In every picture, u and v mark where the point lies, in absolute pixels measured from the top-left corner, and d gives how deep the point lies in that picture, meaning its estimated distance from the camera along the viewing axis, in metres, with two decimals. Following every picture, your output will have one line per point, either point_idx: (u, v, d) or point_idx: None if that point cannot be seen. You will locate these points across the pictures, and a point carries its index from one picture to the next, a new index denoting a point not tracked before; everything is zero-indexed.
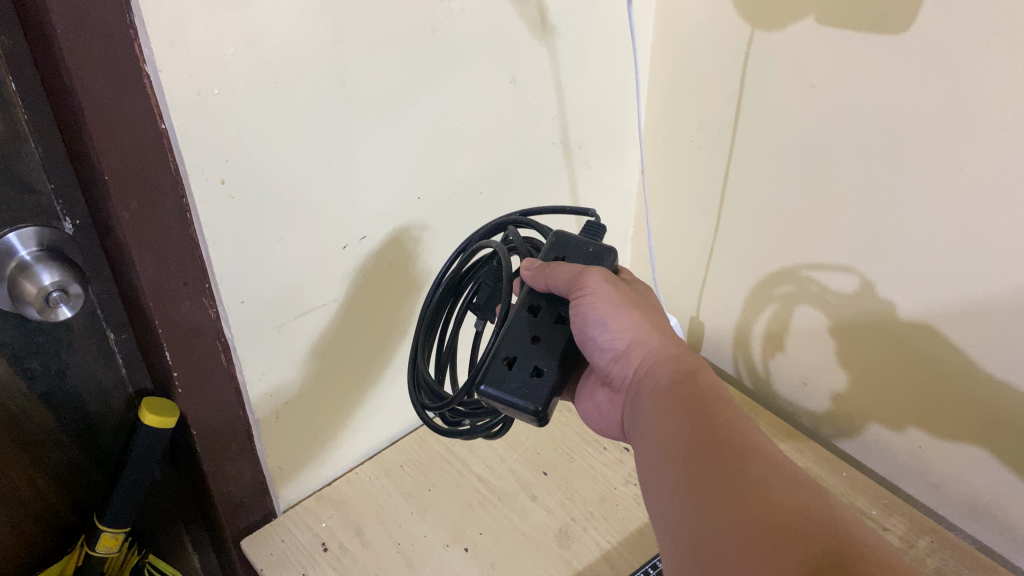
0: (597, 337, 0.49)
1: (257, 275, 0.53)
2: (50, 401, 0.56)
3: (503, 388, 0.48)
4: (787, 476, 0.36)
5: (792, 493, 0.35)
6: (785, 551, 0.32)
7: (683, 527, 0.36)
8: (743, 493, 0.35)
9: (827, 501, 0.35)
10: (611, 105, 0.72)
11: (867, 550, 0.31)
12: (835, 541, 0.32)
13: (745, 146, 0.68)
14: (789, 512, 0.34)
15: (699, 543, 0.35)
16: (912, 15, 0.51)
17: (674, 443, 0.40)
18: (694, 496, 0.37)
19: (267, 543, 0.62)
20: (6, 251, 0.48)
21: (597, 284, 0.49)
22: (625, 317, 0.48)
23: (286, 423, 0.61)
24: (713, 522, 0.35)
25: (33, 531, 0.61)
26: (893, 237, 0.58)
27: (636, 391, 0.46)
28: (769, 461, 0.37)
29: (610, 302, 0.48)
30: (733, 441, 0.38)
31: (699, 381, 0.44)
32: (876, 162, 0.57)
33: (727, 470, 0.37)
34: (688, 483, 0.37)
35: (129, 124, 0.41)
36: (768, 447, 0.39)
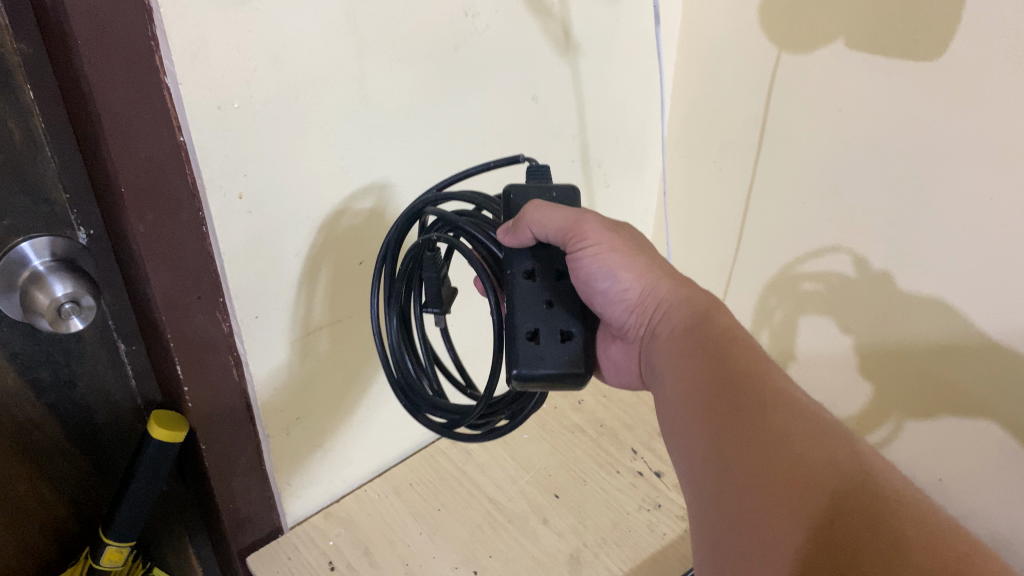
0: (607, 290, 0.48)
1: (267, 291, 0.52)
2: (59, 411, 0.55)
3: (543, 364, 0.44)
4: (810, 422, 0.35)
5: (817, 444, 0.34)
6: (814, 517, 0.31)
7: (710, 483, 0.36)
8: (769, 447, 0.34)
9: (855, 448, 0.34)
10: (632, 124, 0.71)
11: (899, 505, 0.31)
12: (862, 496, 0.32)
13: (767, 168, 0.67)
14: (816, 467, 0.33)
15: (725, 502, 0.35)
16: (944, 43, 0.50)
17: (699, 397, 0.40)
18: (718, 451, 0.36)
19: (273, 561, 0.61)
20: (19, 261, 0.48)
21: (594, 232, 0.47)
22: (631, 266, 0.48)
23: (296, 440, 0.60)
24: (738, 482, 0.35)
25: (38, 542, 0.61)
26: (920, 266, 0.57)
27: (653, 335, 0.47)
28: (791, 404, 0.36)
29: (613, 251, 0.47)
30: (754, 387, 0.37)
31: (716, 325, 0.43)
32: (904, 190, 0.56)
33: (748, 418, 0.36)
34: (713, 436, 0.37)
35: (148, 135, 0.41)
36: (789, 389, 0.38)
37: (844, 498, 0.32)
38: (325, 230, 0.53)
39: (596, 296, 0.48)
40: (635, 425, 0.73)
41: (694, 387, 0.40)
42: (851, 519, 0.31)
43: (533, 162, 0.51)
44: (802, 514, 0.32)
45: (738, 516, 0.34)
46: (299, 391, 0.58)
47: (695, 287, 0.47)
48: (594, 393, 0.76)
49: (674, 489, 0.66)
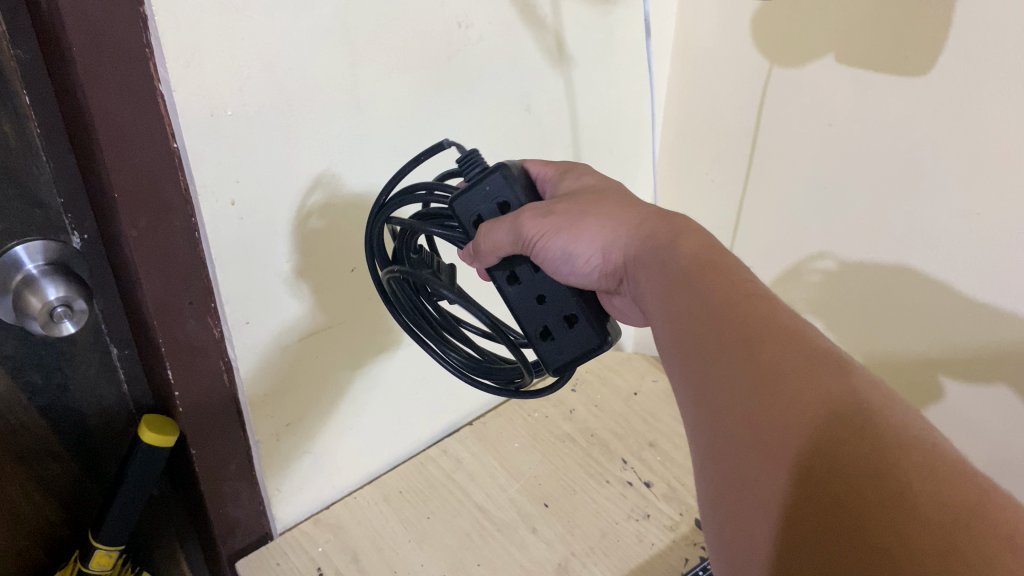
0: (573, 267, 0.43)
1: (260, 297, 0.52)
2: (49, 415, 0.56)
3: (567, 357, 0.47)
4: (805, 359, 0.29)
5: (816, 376, 0.28)
6: (807, 476, 0.26)
7: (702, 428, 0.31)
8: (759, 382, 0.29)
9: (858, 380, 0.28)
10: (625, 137, 0.72)
11: (914, 460, 0.25)
12: (870, 449, 0.25)
13: (759, 181, 0.68)
14: (812, 405, 0.27)
15: (714, 454, 0.29)
16: (933, 60, 0.51)
17: (682, 334, 0.34)
18: (705, 395, 0.31)
19: (263, 566, 0.61)
20: (13, 265, 0.48)
21: (531, 221, 0.42)
22: (587, 231, 0.42)
23: (286, 447, 0.61)
24: (729, 427, 0.29)
25: (28, 545, 0.61)
26: (910, 278, 0.57)
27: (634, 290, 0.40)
28: (783, 336, 0.30)
29: (562, 227, 0.42)
30: (742, 320, 0.31)
31: (697, 251, 0.36)
32: (894, 204, 0.56)
33: (732, 357, 0.30)
34: (701, 373, 0.31)
35: (140, 140, 0.41)
36: (783, 318, 0.31)
37: (839, 449, 0.26)
38: (317, 238, 0.53)
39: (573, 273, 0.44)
40: (625, 435, 0.73)
41: (675, 316, 0.34)
42: (851, 479, 0.25)
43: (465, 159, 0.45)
44: (800, 462, 0.26)
45: (730, 469, 0.28)
46: (290, 396, 0.58)
47: (670, 223, 0.40)
48: (585, 402, 0.77)
49: (663, 499, 0.66)
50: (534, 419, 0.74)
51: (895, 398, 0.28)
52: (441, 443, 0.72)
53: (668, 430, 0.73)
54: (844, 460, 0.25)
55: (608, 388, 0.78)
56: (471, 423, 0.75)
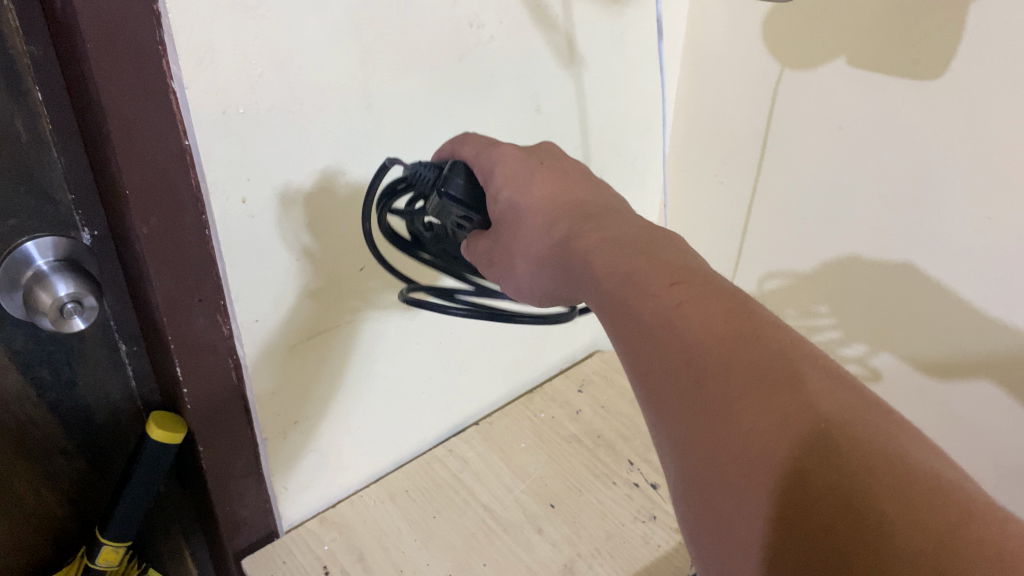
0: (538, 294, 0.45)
1: (270, 294, 0.52)
2: (58, 410, 0.56)
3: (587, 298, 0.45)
4: (757, 377, 0.28)
5: (771, 401, 0.27)
6: (779, 512, 0.25)
7: (667, 455, 0.30)
8: (719, 420, 0.28)
9: (813, 393, 0.27)
10: (635, 138, 0.72)
11: (882, 483, 0.24)
12: (837, 478, 0.25)
13: (769, 183, 0.67)
14: (773, 438, 0.27)
15: (684, 486, 0.29)
16: (944, 64, 0.51)
17: (632, 354, 0.33)
18: (666, 424, 0.30)
19: (268, 564, 0.61)
20: (23, 260, 0.48)
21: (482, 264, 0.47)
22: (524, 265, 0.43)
23: (293, 444, 0.61)
24: (696, 462, 0.28)
25: (34, 540, 0.61)
26: (921, 283, 0.57)
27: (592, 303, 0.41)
28: (730, 354, 0.29)
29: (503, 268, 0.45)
30: (689, 338, 0.30)
31: (642, 254, 0.35)
32: (905, 208, 0.56)
33: (688, 385, 0.29)
34: (658, 401, 0.31)
35: (153, 138, 0.41)
36: (727, 325, 0.30)
37: (809, 480, 0.25)
38: (326, 236, 0.53)
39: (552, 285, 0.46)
40: (632, 436, 0.73)
41: (624, 339, 0.33)
42: (825, 512, 0.25)
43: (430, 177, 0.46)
44: (774, 505, 0.26)
45: (703, 501, 0.28)
46: (297, 392, 0.58)
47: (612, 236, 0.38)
48: (592, 403, 0.76)
49: (669, 501, 0.66)
50: (541, 419, 0.74)
51: (851, 398, 0.28)
52: (447, 443, 0.72)
53: None
54: (816, 496, 0.25)
55: (615, 390, 0.78)
56: (477, 423, 0.75)
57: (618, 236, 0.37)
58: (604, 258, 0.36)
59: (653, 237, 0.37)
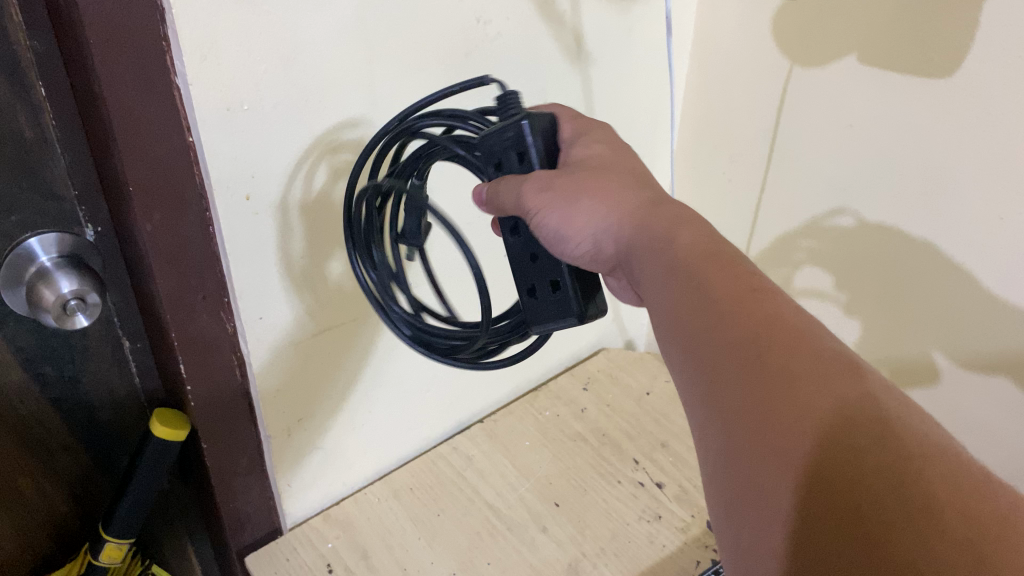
0: (567, 251, 0.42)
1: (275, 292, 0.52)
2: (62, 407, 0.55)
3: (545, 318, 0.45)
4: (818, 361, 0.28)
5: (834, 386, 0.27)
6: (821, 479, 0.25)
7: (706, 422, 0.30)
8: (773, 388, 0.28)
9: (872, 386, 0.28)
10: (643, 136, 0.71)
11: (930, 468, 0.24)
12: (886, 454, 0.25)
13: (777, 182, 0.67)
14: (826, 413, 0.27)
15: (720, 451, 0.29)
16: (956, 63, 0.50)
17: (686, 325, 0.33)
18: (713, 388, 0.30)
19: (272, 562, 0.61)
20: (27, 256, 0.48)
21: (530, 194, 0.40)
22: (579, 215, 0.40)
23: (297, 441, 0.60)
24: (741, 435, 0.28)
25: (37, 537, 0.61)
26: (931, 284, 0.56)
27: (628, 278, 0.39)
28: (793, 337, 0.29)
29: (552, 209, 0.40)
30: (753, 315, 0.31)
31: (699, 246, 0.35)
32: (915, 207, 0.56)
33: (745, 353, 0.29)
34: (708, 368, 0.30)
35: (156, 133, 0.41)
36: (790, 315, 0.31)
37: (856, 453, 0.25)
38: (331, 234, 0.53)
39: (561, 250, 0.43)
40: (637, 435, 0.72)
41: (676, 312, 0.33)
42: (868, 483, 0.24)
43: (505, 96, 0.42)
44: (815, 472, 0.25)
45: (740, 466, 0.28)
46: (302, 390, 0.58)
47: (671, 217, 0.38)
48: (597, 402, 0.76)
49: (674, 501, 0.66)
50: (545, 417, 0.74)
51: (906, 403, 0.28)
52: (451, 440, 0.72)
53: (680, 431, 0.72)
54: (867, 471, 0.25)
55: (620, 388, 0.78)
56: (482, 420, 0.74)
57: (672, 227, 0.38)
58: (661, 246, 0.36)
59: (710, 232, 0.37)
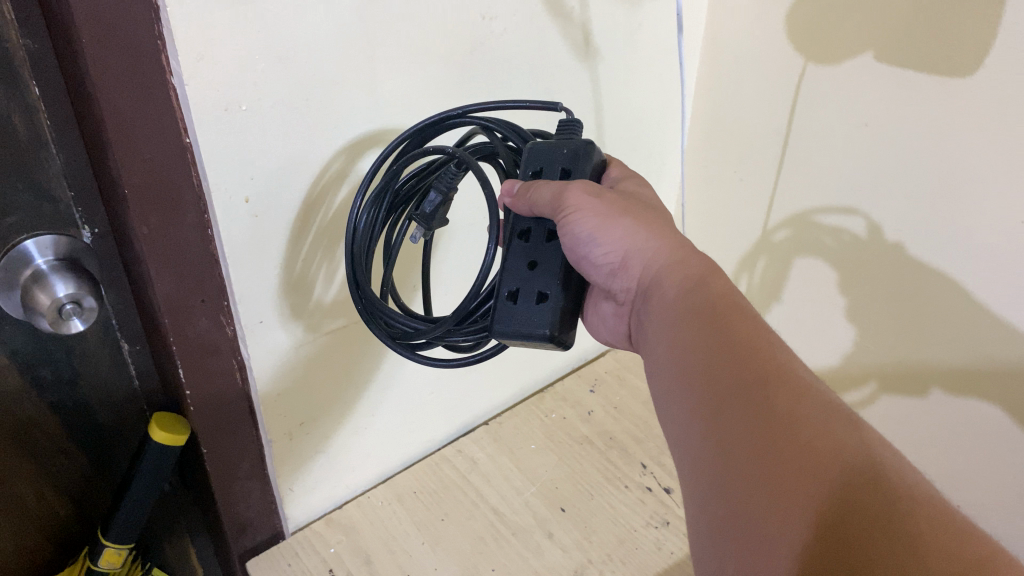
0: (590, 255, 0.42)
1: (277, 296, 0.51)
2: (60, 410, 0.54)
3: (512, 324, 0.42)
4: (821, 412, 0.30)
5: (834, 425, 0.30)
6: (822, 531, 0.27)
7: (706, 458, 0.31)
8: (777, 434, 0.30)
9: (870, 443, 0.30)
10: (652, 133, 0.70)
11: (923, 529, 0.26)
12: (881, 513, 0.27)
13: (789, 180, 0.65)
14: (828, 465, 0.29)
15: (721, 490, 0.30)
16: (976, 60, 0.48)
17: (693, 365, 0.34)
18: (716, 428, 0.31)
19: (273, 567, 0.60)
20: (22, 259, 0.47)
21: (578, 194, 0.41)
22: (616, 227, 0.40)
23: (299, 446, 0.59)
24: (741, 457, 0.30)
25: (36, 540, 0.60)
26: (946, 287, 0.55)
27: (651, 298, 0.39)
28: (798, 388, 0.31)
29: (595, 215, 0.40)
30: (759, 362, 0.32)
31: (710, 288, 0.37)
32: (931, 208, 0.54)
33: (750, 399, 0.31)
34: (711, 408, 0.32)
35: (153, 135, 0.40)
36: (796, 368, 0.33)
37: (854, 511, 0.27)
38: (332, 235, 0.52)
39: (577, 258, 0.43)
40: (644, 438, 0.71)
41: (684, 353, 0.35)
42: (865, 538, 0.26)
43: (567, 115, 0.46)
44: (817, 524, 0.27)
45: (740, 507, 0.29)
46: (304, 393, 0.57)
47: (695, 256, 0.40)
48: (604, 404, 0.75)
49: (682, 506, 0.65)
50: (551, 420, 0.73)
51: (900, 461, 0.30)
52: (455, 443, 0.71)
53: None
54: (861, 526, 0.27)
55: (627, 390, 0.76)
56: (487, 423, 0.73)
57: (681, 263, 0.39)
58: (672, 286, 0.38)
59: (718, 265, 0.39)
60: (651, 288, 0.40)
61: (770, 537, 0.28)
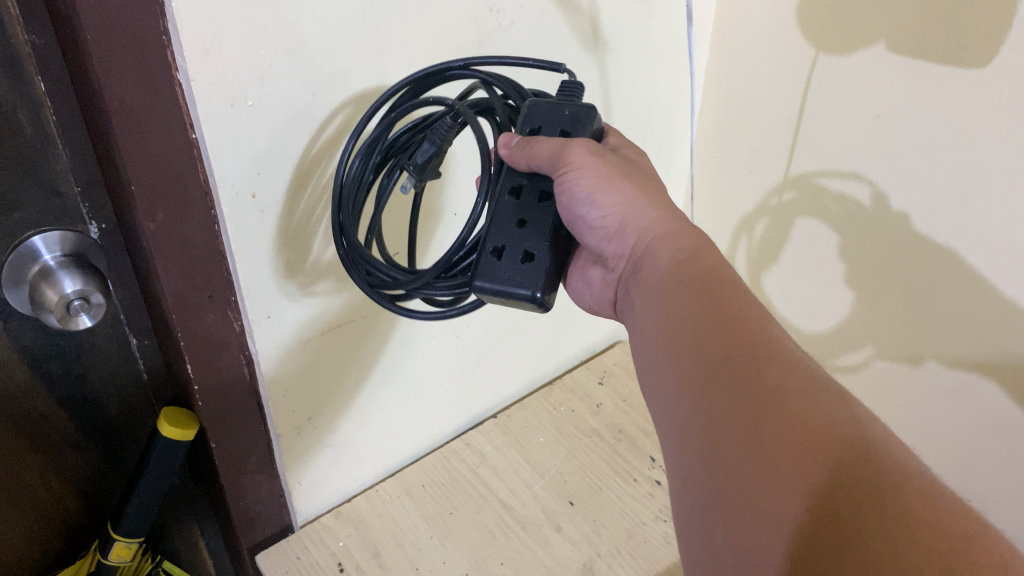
0: (585, 217, 0.41)
1: (284, 293, 0.51)
2: (69, 404, 0.55)
3: (495, 280, 0.41)
4: (808, 380, 0.31)
5: (819, 396, 0.31)
6: (813, 495, 0.28)
7: (695, 431, 0.32)
8: (766, 404, 0.31)
9: (856, 408, 0.31)
10: (660, 123, 0.69)
11: (908, 488, 0.27)
12: (867, 473, 0.28)
13: (799, 171, 0.65)
14: (816, 428, 0.29)
15: (710, 458, 0.31)
16: (992, 52, 0.48)
17: (683, 340, 0.35)
18: (706, 400, 0.32)
19: (283, 561, 0.60)
20: (30, 255, 0.47)
21: (580, 152, 0.40)
22: (616, 191, 0.40)
23: (308, 439, 0.59)
24: (735, 430, 0.30)
25: (47, 532, 0.60)
26: (958, 280, 0.54)
27: (645, 268, 0.40)
28: (786, 359, 0.32)
29: (597, 175, 0.40)
30: (748, 336, 0.33)
31: (703, 264, 0.38)
32: (945, 200, 0.53)
33: (740, 371, 0.32)
34: (701, 382, 0.33)
35: (159, 130, 0.40)
36: (783, 341, 0.34)
37: (843, 473, 0.28)
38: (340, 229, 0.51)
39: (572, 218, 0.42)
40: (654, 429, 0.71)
41: (674, 329, 0.36)
42: (854, 501, 0.27)
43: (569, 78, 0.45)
44: (807, 487, 0.28)
45: (730, 473, 0.30)
46: (312, 387, 0.57)
47: (688, 229, 0.41)
48: (613, 395, 0.74)
49: None
50: (561, 412, 0.72)
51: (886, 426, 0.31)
52: (464, 436, 0.70)
53: None
54: (851, 488, 0.28)
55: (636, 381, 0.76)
56: (496, 415, 0.73)
57: (674, 238, 0.40)
58: (663, 261, 0.39)
59: (712, 244, 0.40)
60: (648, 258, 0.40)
61: (763, 505, 0.29)
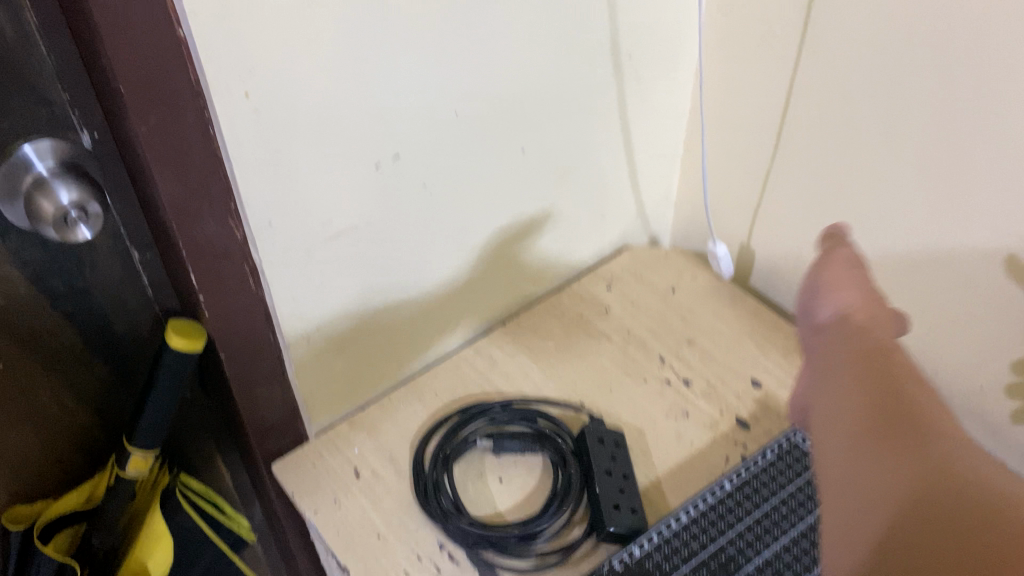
0: (815, 302, 0.46)
1: (285, 198, 0.50)
2: (74, 319, 0.54)
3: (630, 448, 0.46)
4: (952, 442, 0.34)
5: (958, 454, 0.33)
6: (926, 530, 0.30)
7: (841, 470, 0.35)
8: (902, 455, 0.33)
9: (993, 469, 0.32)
10: (665, 18, 0.62)
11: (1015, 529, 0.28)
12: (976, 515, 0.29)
13: (812, 67, 0.60)
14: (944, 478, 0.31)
15: (847, 495, 0.34)
16: None
17: (841, 401, 0.39)
18: (854, 449, 0.35)
19: (299, 468, 0.61)
20: (23, 165, 0.45)
21: (845, 253, 0.47)
22: (847, 291, 0.45)
23: (318, 347, 0.59)
24: (872, 475, 0.33)
25: (65, 450, 0.61)
26: (978, 169, 0.52)
27: (823, 354, 0.43)
28: (937, 426, 0.35)
29: (834, 278, 0.46)
30: (901, 403, 0.36)
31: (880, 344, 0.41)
32: (966, 87, 0.50)
33: (887, 427, 0.35)
34: (852, 433, 0.36)
35: (145, 25, 0.38)
36: (940, 413, 0.36)
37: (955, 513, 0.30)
38: (341, 133, 0.49)
39: (803, 312, 0.47)
40: (663, 332, 0.70)
41: (830, 392, 0.40)
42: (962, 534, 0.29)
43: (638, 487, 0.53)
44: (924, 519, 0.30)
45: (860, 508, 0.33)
46: (320, 293, 0.56)
47: (883, 321, 0.43)
48: (621, 301, 0.73)
49: (702, 398, 0.65)
50: (569, 318, 0.72)
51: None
52: (473, 345, 0.70)
53: (706, 328, 0.70)
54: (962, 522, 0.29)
55: (645, 287, 0.75)
56: (505, 323, 0.72)
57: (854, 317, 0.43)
58: (845, 322, 0.43)
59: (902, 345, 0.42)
60: (839, 321, 0.44)
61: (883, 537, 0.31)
